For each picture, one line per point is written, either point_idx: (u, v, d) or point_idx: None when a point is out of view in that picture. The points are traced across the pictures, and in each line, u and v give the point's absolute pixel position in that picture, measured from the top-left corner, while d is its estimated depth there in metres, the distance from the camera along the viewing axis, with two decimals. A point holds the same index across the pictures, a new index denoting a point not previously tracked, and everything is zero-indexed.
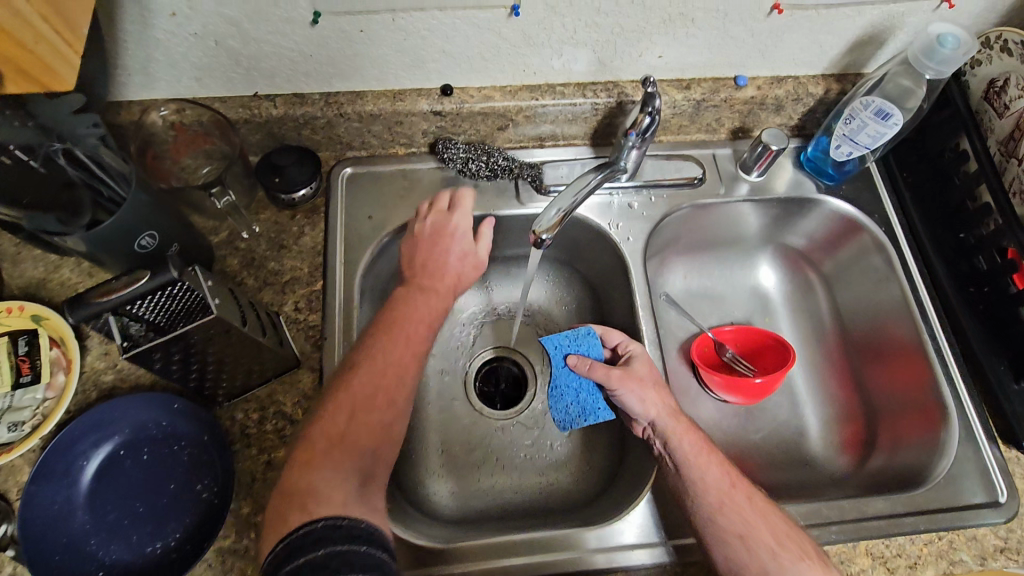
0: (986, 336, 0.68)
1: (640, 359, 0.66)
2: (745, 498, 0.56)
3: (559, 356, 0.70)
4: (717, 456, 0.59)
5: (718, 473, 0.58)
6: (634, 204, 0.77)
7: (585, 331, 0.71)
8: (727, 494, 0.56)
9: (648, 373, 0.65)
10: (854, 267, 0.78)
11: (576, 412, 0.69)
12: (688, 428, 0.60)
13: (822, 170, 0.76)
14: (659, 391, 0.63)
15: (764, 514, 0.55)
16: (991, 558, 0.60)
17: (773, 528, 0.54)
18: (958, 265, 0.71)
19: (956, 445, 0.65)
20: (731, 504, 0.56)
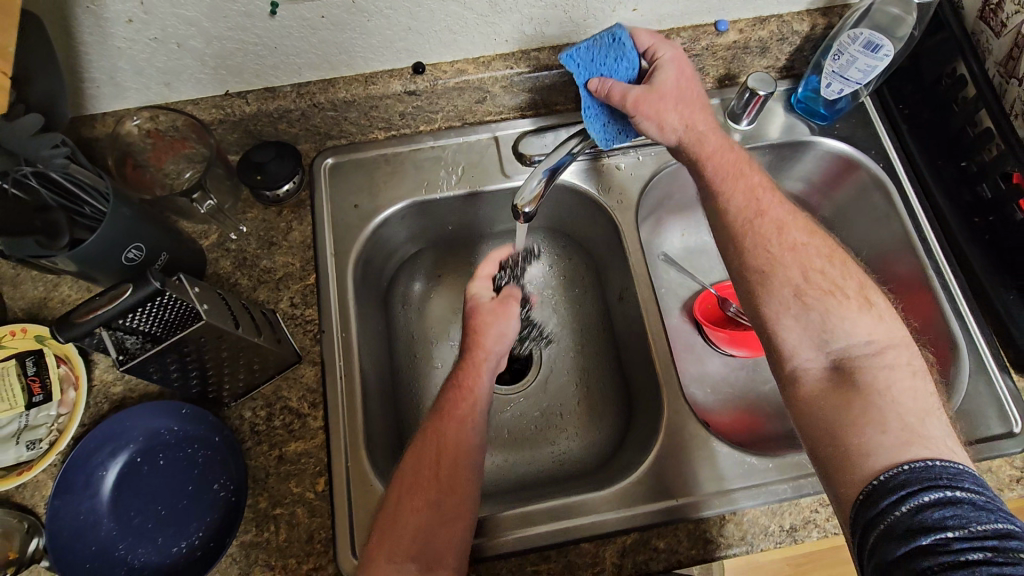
0: (991, 264, 0.65)
1: (667, 70, 0.61)
2: (783, 235, 0.60)
3: (584, 76, 0.59)
4: (750, 184, 0.62)
5: (744, 203, 0.62)
6: (623, 165, 0.75)
7: (610, 38, 0.59)
8: (753, 222, 0.61)
9: (673, 91, 0.61)
10: (853, 205, 0.76)
11: (616, 128, 0.63)
12: (710, 138, 0.63)
13: (814, 111, 0.73)
14: (684, 102, 0.62)
15: (792, 249, 0.59)
16: (1007, 489, 0.59)
17: (803, 264, 0.58)
18: (961, 196, 0.68)
19: (966, 379, 0.63)
20: (768, 244, 0.59)
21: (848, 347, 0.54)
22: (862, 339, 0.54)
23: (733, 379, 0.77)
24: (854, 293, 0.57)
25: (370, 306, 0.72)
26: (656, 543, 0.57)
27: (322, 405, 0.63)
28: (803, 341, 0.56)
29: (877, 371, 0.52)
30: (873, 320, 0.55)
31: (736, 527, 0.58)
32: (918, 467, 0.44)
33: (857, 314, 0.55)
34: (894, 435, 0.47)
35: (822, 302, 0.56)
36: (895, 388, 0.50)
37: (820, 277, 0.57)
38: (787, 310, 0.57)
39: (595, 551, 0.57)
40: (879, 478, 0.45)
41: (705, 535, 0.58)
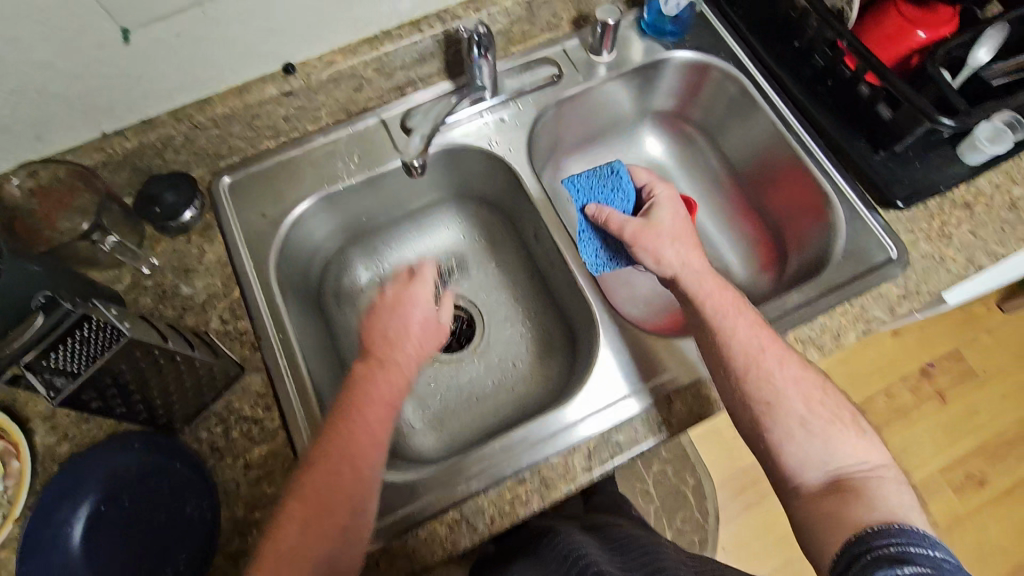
0: (840, 122, 0.74)
1: (661, 207, 0.74)
2: (795, 368, 0.60)
3: (582, 201, 0.77)
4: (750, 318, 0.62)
5: (748, 336, 0.61)
6: (505, 117, 0.79)
7: (611, 174, 0.77)
8: (755, 359, 0.60)
9: (667, 224, 0.72)
10: (719, 107, 0.84)
11: (610, 256, 0.75)
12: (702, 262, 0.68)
13: (663, 30, 0.80)
14: (680, 239, 0.70)
15: (795, 381, 0.59)
16: (897, 305, 0.67)
17: (807, 393, 0.58)
18: (802, 71, 0.76)
19: (845, 224, 0.71)
20: (776, 375, 0.59)
21: (843, 463, 0.56)
22: (854, 459, 0.56)
23: (661, 289, 0.83)
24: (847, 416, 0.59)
25: (301, 308, 0.74)
26: (618, 438, 0.62)
27: (276, 406, 0.64)
28: (806, 462, 0.56)
29: (868, 481, 0.54)
30: (865, 443, 0.58)
31: (681, 403, 0.63)
32: (908, 528, 0.48)
33: (855, 439, 0.57)
34: (879, 512, 0.51)
35: (824, 424, 0.57)
36: (885, 490, 0.53)
37: (823, 406, 0.59)
38: (791, 438, 0.57)
39: (565, 462, 0.60)
40: (872, 527, 0.49)
41: (659, 418, 0.63)
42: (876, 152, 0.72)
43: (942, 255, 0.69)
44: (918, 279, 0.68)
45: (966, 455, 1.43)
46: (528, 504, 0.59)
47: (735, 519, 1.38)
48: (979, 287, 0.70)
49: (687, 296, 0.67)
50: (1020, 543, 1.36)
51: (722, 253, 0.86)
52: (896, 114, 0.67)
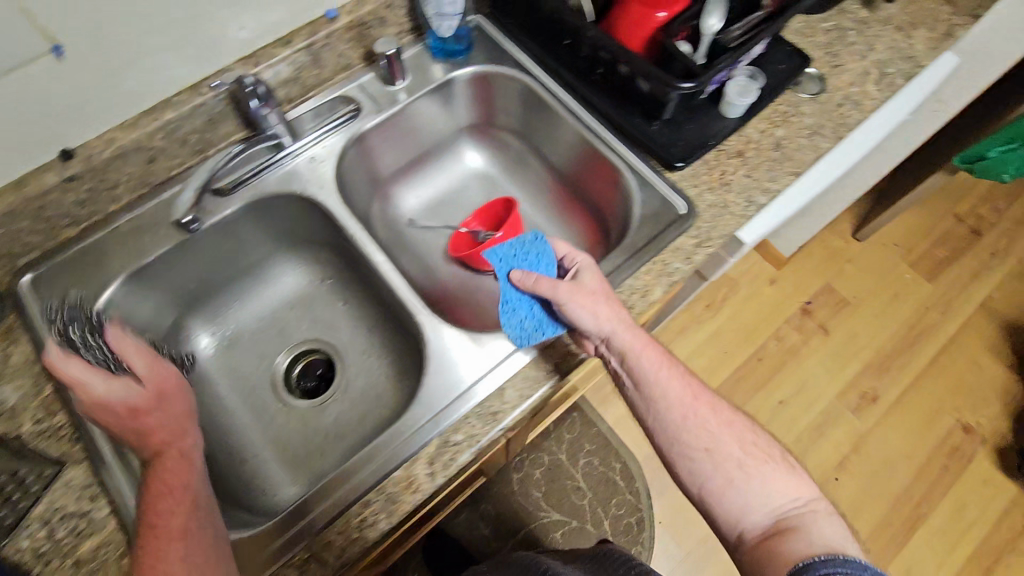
0: (618, 104, 0.80)
1: (587, 273, 0.67)
2: (730, 420, 0.65)
3: (506, 269, 0.69)
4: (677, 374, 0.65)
5: (682, 390, 0.65)
6: (311, 159, 0.79)
7: (531, 241, 0.71)
8: (689, 410, 0.64)
9: (598, 285, 0.66)
10: (519, 110, 0.89)
11: (537, 327, 0.66)
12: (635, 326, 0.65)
13: (450, 51, 0.85)
14: (610, 298, 0.65)
15: (728, 426, 0.65)
16: (694, 255, 0.73)
17: (740, 439, 0.64)
18: (577, 65, 0.82)
19: (640, 194, 0.77)
20: (710, 425, 0.64)
21: (779, 504, 0.61)
22: (789, 501, 0.61)
23: None
24: (780, 459, 0.65)
25: None
26: (454, 437, 0.63)
27: (102, 492, 0.61)
28: (747, 510, 0.61)
29: (805, 518, 0.60)
30: (796, 479, 0.63)
31: (514, 390, 0.66)
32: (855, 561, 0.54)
33: (788, 477, 0.63)
34: (819, 545, 0.56)
35: (757, 465, 0.63)
36: (822, 526, 0.59)
37: (756, 451, 0.64)
38: (730, 483, 0.62)
39: (408, 474, 0.61)
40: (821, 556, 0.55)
41: (492, 409, 0.64)
42: (652, 123, 0.78)
43: (726, 201, 0.76)
44: (707, 228, 0.74)
45: (857, 376, 1.54)
46: (376, 524, 0.59)
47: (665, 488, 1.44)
48: (771, 219, 0.77)
49: (622, 355, 0.64)
50: (921, 444, 1.47)
51: (557, 240, 0.91)
52: (650, 85, 0.74)
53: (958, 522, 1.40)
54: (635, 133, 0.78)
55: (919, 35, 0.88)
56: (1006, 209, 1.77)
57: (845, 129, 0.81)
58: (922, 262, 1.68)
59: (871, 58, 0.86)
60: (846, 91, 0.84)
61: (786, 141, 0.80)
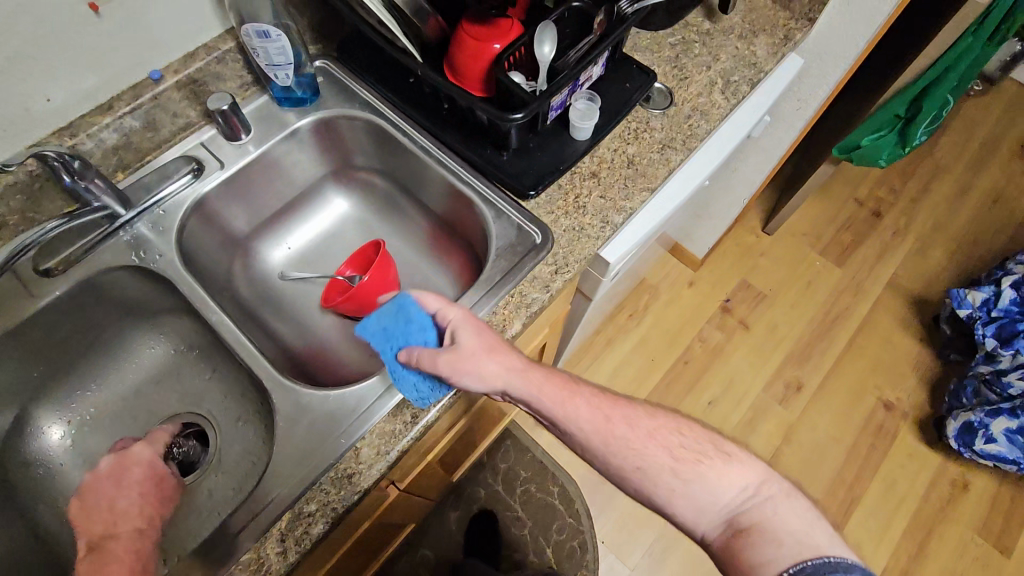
0: (465, 137, 0.79)
1: (465, 332, 0.60)
2: (653, 423, 0.67)
3: (388, 351, 0.60)
4: (576, 393, 0.65)
5: (590, 414, 0.64)
6: (150, 226, 0.75)
7: (397, 308, 0.61)
8: (607, 431, 0.64)
9: (481, 340, 0.61)
10: (377, 151, 0.88)
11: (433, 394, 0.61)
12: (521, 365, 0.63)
13: (296, 98, 0.83)
14: (496, 351, 0.61)
15: (651, 436, 0.65)
16: (552, 282, 0.72)
17: (666, 445, 0.65)
18: (423, 101, 0.82)
19: (495, 226, 0.75)
20: (636, 435, 0.65)
21: (728, 498, 0.63)
22: (735, 491, 0.63)
23: None
24: (707, 446, 0.66)
25: None
26: (306, 506, 0.60)
27: None
28: (695, 517, 0.64)
29: (763, 511, 0.62)
30: (737, 469, 0.65)
31: (368, 448, 0.62)
32: (842, 560, 0.57)
33: (724, 469, 0.64)
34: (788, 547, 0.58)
35: (691, 467, 0.64)
36: (777, 519, 0.61)
37: (690, 448, 0.66)
38: (673, 492, 0.63)
39: (258, 554, 0.58)
40: (817, 558, 0.57)
41: (348, 471, 0.61)
42: (502, 154, 0.78)
43: (581, 224, 0.75)
44: (564, 253, 0.73)
45: (782, 367, 1.57)
46: None
47: (607, 505, 1.43)
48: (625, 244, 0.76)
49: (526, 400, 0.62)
50: (849, 426, 1.50)
51: (434, 276, 0.89)
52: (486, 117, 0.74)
53: (893, 500, 1.42)
54: (484, 166, 0.77)
55: (758, 42, 0.92)
56: (903, 188, 1.85)
57: (695, 140, 0.83)
58: (831, 248, 1.74)
59: (715, 68, 0.89)
60: (693, 102, 0.86)
61: (638, 157, 0.81)
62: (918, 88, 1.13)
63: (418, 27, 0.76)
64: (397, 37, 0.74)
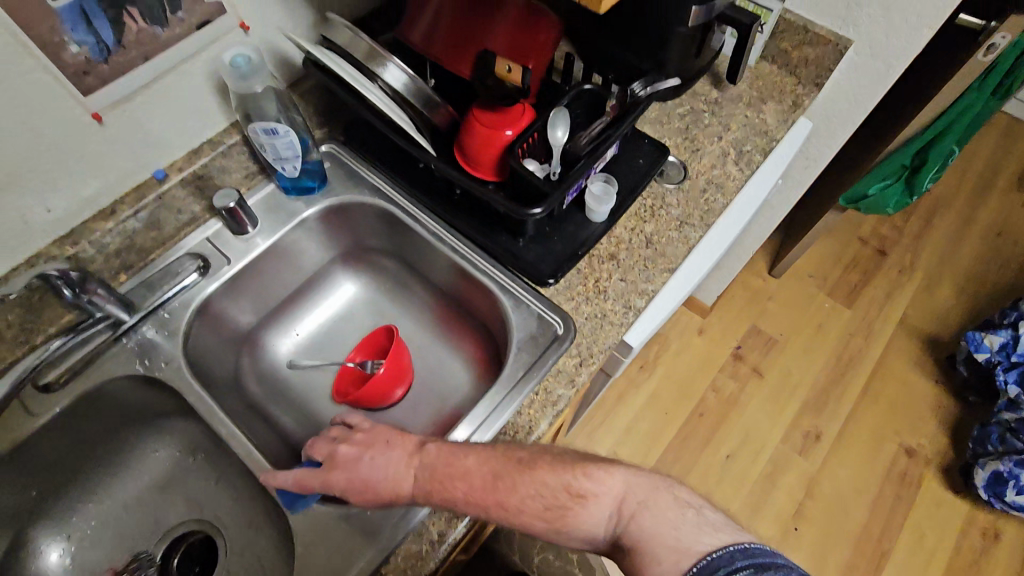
0: (479, 222, 0.77)
1: (351, 496, 0.58)
2: (512, 490, 0.54)
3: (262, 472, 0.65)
4: (446, 483, 0.55)
5: (467, 498, 0.55)
6: (157, 330, 0.72)
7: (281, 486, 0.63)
8: (496, 512, 0.54)
9: (348, 465, 0.59)
10: (388, 235, 0.86)
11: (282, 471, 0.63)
12: (398, 463, 0.58)
13: (303, 186, 0.81)
14: (383, 489, 0.58)
15: (539, 510, 0.53)
16: (577, 376, 0.69)
17: (548, 511, 0.53)
18: (434, 186, 0.80)
19: (515, 318, 0.73)
20: (507, 505, 0.54)
21: (587, 517, 0.52)
22: (610, 521, 0.53)
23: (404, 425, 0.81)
24: (562, 492, 0.53)
25: None
26: None
27: None
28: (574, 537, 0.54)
29: (643, 529, 0.51)
30: (592, 491, 0.53)
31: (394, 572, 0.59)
32: (723, 548, 0.47)
33: (584, 499, 0.53)
34: (670, 559, 0.48)
35: (561, 521, 0.52)
36: (654, 528, 0.50)
37: (549, 496, 0.53)
38: (514, 507, 0.54)
39: None
40: (708, 554, 0.47)
41: None
42: (518, 240, 0.76)
43: (603, 311, 0.73)
44: (587, 343, 0.71)
45: (798, 416, 1.53)
46: None
47: None
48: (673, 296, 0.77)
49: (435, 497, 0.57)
50: (871, 474, 1.46)
51: (449, 360, 0.86)
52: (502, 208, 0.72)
53: (924, 552, 1.38)
54: (501, 253, 0.75)
55: (767, 110, 0.92)
56: (905, 224, 1.85)
57: (712, 215, 0.81)
58: (839, 288, 1.73)
59: (726, 138, 0.88)
60: (708, 175, 0.85)
61: (656, 236, 0.79)
62: (926, 137, 1.14)
63: (427, 117, 0.73)
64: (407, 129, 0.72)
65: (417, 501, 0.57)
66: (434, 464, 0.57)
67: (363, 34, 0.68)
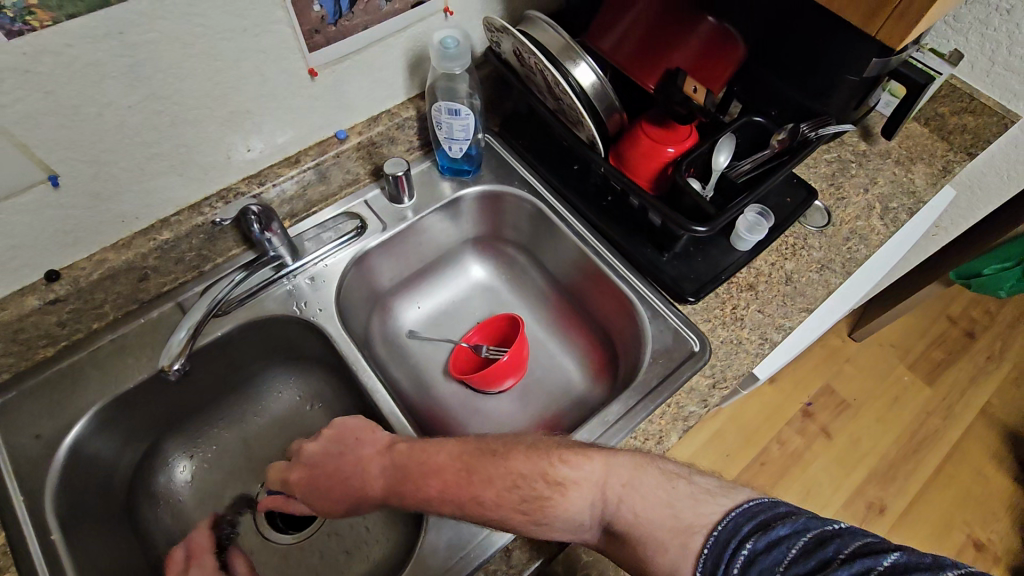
0: (628, 231, 0.79)
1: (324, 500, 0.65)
2: (483, 481, 0.57)
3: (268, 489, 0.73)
4: (410, 472, 0.60)
5: (435, 490, 0.58)
6: (313, 278, 0.77)
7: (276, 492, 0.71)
8: (469, 505, 0.56)
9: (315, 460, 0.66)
10: (526, 227, 0.88)
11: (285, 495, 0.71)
12: (364, 460, 0.63)
13: (459, 168, 0.85)
14: (349, 486, 0.63)
15: (515, 496, 0.55)
16: (711, 396, 0.70)
17: (525, 501, 0.55)
18: (586, 188, 0.82)
19: (651, 329, 0.75)
20: (483, 500, 0.56)
21: (578, 507, 0.55)
22: (591, 509, 0.55)
23: (513, 413, 0.82)
24: (539, 480, 0.56)
25: (95, 532, 0.64)
26: None
27: None
28: (575, 527, 0.55)
29: (632, 516, 0.53)
30: (574, 484, 0.55)
31: (520, 550, 0.61)
32: (726, 517, 0.50)
33: (568, 493, 0.55)
34: (660, 547, 0.51)
35: (541, 512, 0.55)
36: (645, 512, 0.53)
37: (527, 488, 0.56)
38: (493, 497, 0.56)
39: None
40: (714, 527, 0.50)
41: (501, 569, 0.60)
42: (663, 254, 0.77)
43: (739, 337, 0.74)
44: (722, 366, 0.71)
45: (863, 487, 1.49)
46: None
47: None
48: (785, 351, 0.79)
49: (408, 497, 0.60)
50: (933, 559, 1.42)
51: (562, 357, 0.87)
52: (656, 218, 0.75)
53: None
54: (642, 263, 0.77)
55: (915, 171, 0.92)
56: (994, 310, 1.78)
57: (854, 265, 0.82)
58: (921, 361, 1.68)
59: (872, 191, 0.90)
60: (851, 225, 0.86)
61: (796, 275, 0.80)
62: None
63: (603, 120, 0.76)
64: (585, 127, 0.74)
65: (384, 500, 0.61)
66: (397, 454, 0.62)
67: (560, 29, 0.72)
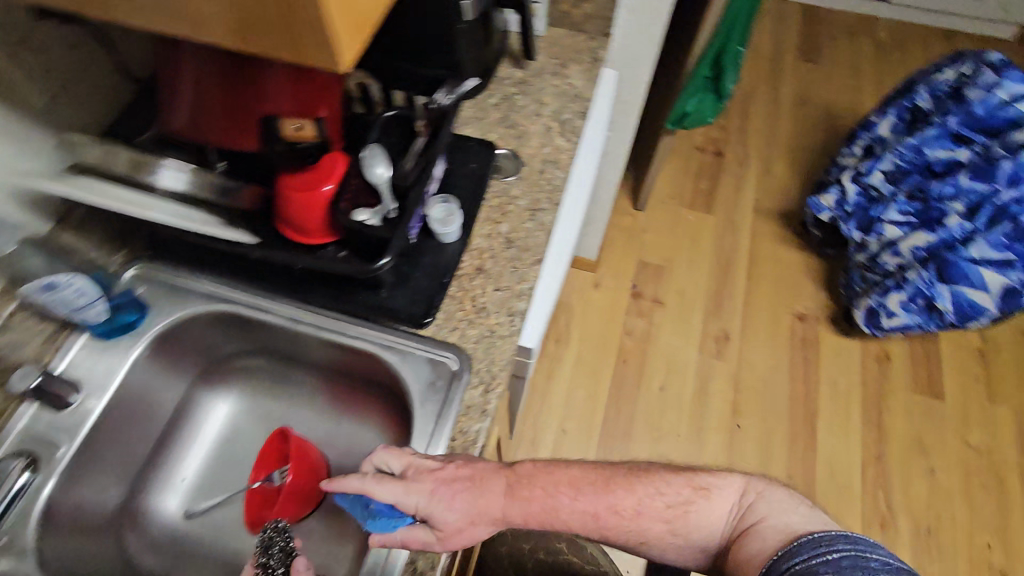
0: (331, 289, 0.72)
1: (448, 516, 0.59)
2: (630, 491, 0.65)
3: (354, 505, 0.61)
4: (546, 488, 0.64)
5: (580, 512, 0.64)
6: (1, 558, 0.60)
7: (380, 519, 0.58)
8: (603, 517, 0.64)
9: (424, 488, 0.59)
10: (242, 336, 0.78)
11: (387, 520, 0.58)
12: (490, 475, 0.63)
13: (120, 326, 0.70)
14: (463, 502, 0.60)
15: (644, 494, 0.65)
16: (489, 403, 0.67)
17: (660, 495, 0.65)
18: (269, 271, 0.74)
19: (406, 369, 0.70)
20: (627, 511, 0.64)
21: (664, 497, 0.65)
22: (728, 515, 0.65)
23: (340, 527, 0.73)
24: (686, 488, 0.66)
25: None
26: None
27: None
28: (647, 524, 0.64)
29: (756, 519, 0.62)
30: (664, 475, 0.67)
31: None
32: (802, 538, 0.56)
33: (671, 477, 0.67)
34: (783, 531, 0.58)
35: (682, 516, 0.64)
36: (754, 508, 0.63)
37: (671, 494, 0.65)
38: (604, 486, 0.65)
39: None
40: (800, 540, 0.56)
41: None
42: (379, 290, 0.72)
43: (490, 328, 0.72)
44: (486, 365, 0.69)
45: (706, 323, 1.75)
46: None
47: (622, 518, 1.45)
48: (541, 313, 0.77)
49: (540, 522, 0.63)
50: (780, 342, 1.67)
51: (362, 434, 0.79)
52: (341, 266, 0.68)
53: (842, 393, 1.66)
54: (364, 311, 0.71)
55: (572, 73, 0.96)
56: (728, 128, 2.15)
57: (557, 192, 0.84)
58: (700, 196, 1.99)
59: (545, 113, 0.92)
60: (541, 155, 0.87)
61: (514, 234, 0.79)
62: (719, 43, 1.30)
63: (229, 203, 0.66)
64: (215, 230, 0.67)
65: (511, 519, 0.63)
66: (532, 473, 0.65)
67: (119, 149, 0.62)
